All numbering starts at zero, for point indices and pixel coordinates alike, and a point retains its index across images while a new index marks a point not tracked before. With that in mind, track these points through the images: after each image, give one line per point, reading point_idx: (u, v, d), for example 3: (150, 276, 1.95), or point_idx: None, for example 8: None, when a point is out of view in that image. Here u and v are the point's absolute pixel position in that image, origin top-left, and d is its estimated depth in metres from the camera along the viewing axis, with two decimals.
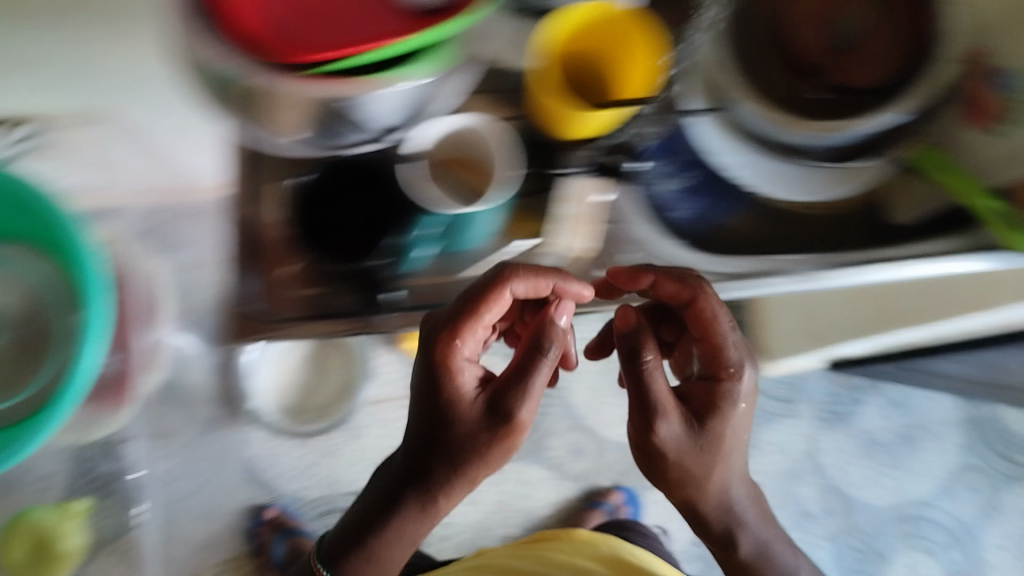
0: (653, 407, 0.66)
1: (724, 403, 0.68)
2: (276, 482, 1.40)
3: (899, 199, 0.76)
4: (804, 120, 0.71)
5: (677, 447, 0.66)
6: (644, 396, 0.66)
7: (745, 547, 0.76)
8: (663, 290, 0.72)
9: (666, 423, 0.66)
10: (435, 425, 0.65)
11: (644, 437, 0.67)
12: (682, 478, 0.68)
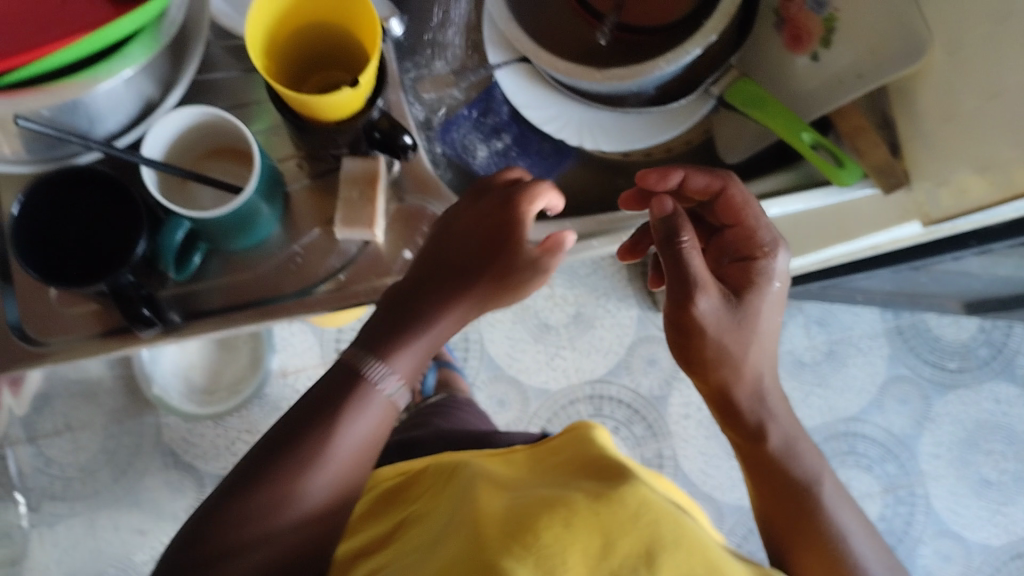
0: (688, 281, 0.57)
1: (760, 278, 0.61)
2: (198, 461, 1.33)
3: (731, 138, 0.72)
4: (601, 70, 0.65)
5: (717, 326, 0.59)
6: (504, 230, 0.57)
7: (797, 471, 0.63)
8: (690, 190, 0.63)
9: (705, 298, 0.58)
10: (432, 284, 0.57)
11: (681, 318, 0.59)
12: (721, 353, 0.60)
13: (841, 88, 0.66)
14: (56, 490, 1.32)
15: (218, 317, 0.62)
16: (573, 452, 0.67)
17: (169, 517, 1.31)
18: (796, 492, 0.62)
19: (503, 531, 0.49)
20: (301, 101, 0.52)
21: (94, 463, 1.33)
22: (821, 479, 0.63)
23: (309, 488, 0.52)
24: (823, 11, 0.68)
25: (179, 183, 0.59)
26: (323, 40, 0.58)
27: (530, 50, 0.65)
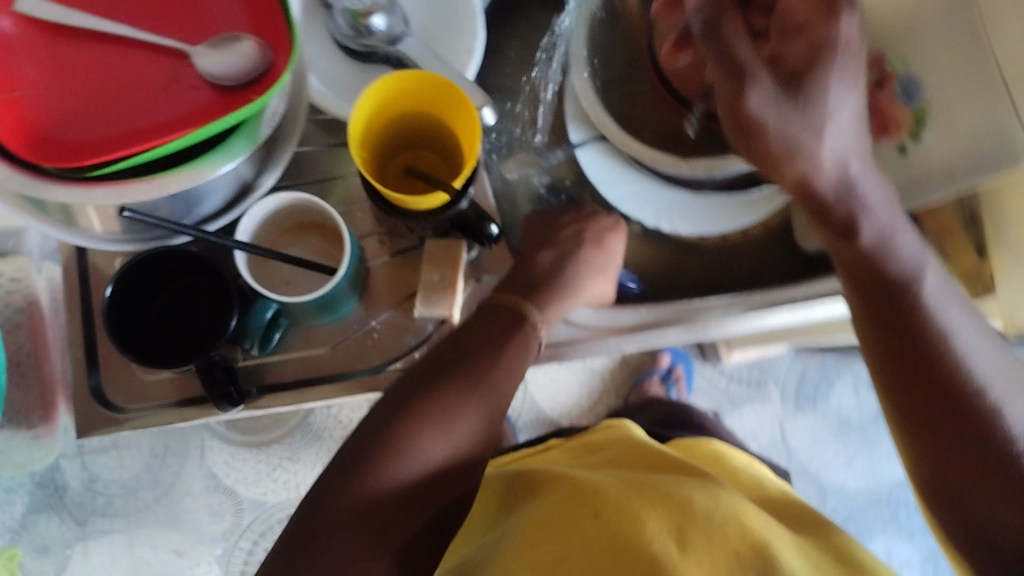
0: (735, 66, 0.49)
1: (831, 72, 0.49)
2: (240, 486, 1.23)
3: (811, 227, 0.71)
4: (688, 162, 0.65)
5: (778, 119, 0.49)
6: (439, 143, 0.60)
7: (892, 266, 0.53)
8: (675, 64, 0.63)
9: (755, 87, 0.49)
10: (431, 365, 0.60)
11: (731, 110, 0.50)
12: (789, 146, 0.50)
13: (930, 185, 0.65)
14: (99, 504, 1.21)
15: (295, 391, 0.63)
16: (611, 445, 0.72)
17: (208, 542, 1.22)
18: (894, 291, 0.54)
19: (603, 526, 0.54)
20: (402, 203, 0.54)
21: (136, 480, 1.22)
22: (924, 269, 0.54)
23: (419, 476, 0.56)
24: (914, 103, 0.66)
25: (264, 263, 0.58)
26: (412, 128, 0.60)
27: (617, 136, 0.66)
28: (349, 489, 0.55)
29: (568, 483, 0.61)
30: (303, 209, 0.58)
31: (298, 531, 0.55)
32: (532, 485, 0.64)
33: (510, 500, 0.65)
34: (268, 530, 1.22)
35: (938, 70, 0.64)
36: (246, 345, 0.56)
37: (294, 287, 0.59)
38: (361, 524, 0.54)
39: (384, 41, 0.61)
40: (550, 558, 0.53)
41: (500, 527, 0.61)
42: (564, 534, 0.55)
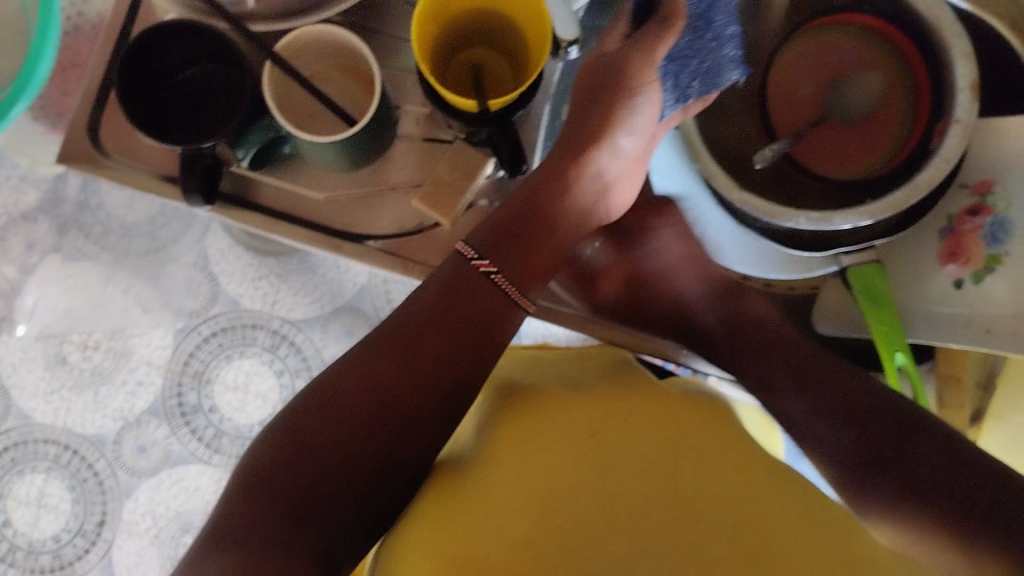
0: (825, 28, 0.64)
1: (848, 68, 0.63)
2: (224, 278, 0.93)
3: (830, 308, 0.68)
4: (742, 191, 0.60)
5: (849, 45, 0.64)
6: (503, 43, 0.58)
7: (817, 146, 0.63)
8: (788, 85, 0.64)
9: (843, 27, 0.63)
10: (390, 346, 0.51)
11: None
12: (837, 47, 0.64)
13: (966, 331, 0.62)
14: (90, 229, 0.94)
15: (269, 219, 0.62)
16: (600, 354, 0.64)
17: (173, 313, 0.93)
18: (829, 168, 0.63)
19: (671, 428, 0.48)
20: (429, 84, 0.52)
21: (135, 226, 0.94)
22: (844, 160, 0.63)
23: (415, 364, 0.51)
24: (995, 246, 0.63)
25: (289, 87, 0.57)
26: (492, 25, 0.57)
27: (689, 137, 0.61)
28: (351, 379, 0.50)
29: (561, 397, 0.53)
30: (355, 56, 0.57)
31: (272, 441, 0.48)
32: (518, 388, 0.55)
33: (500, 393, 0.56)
34: (234, 331, 0.93)
35: None
36: (238, 154, 0.55)
37: (310, 122, 0.58)
38: (343, 427, 0.48)
39: None
40: (582, 433, 0.48)
41: (500, 403, 0.55)
42: (592, 419, 0.50)
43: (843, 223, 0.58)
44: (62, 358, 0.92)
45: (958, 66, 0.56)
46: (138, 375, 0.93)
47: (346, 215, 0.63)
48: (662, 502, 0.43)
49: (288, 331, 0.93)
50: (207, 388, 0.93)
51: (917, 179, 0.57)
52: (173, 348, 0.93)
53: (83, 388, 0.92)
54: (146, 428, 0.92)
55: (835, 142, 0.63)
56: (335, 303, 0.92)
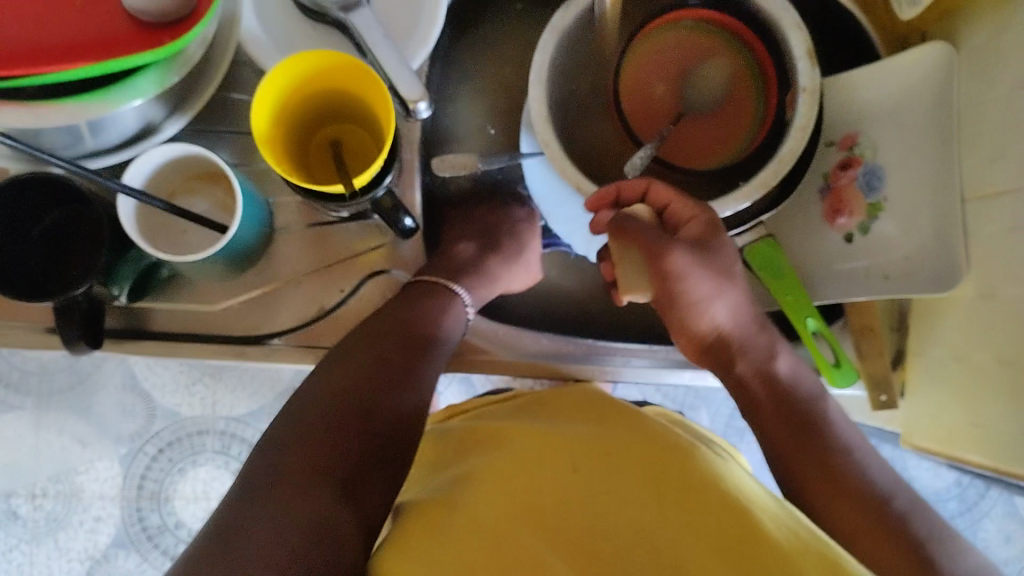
0: (666, 17, 0.65)
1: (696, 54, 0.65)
2: (158, 392, 0.92)
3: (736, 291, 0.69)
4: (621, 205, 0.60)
5: (688, 31, 0.65)
6: (357, 118, 0.58)
7: (688, 139, 0.65)
8: (647, 84, 0.66)
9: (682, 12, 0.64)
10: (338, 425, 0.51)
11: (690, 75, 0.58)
12: (684, 36, 0.65)
13: (866, 282, 0.64)
14: (8, 377, 0.92)
15: (167, 343, 0.61)
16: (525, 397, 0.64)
17: (113, 441, 0.92)
18: (702, 155, 0.65)
19: (643, 458, 0.51)
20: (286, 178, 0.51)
21: (53, 364, 0.91)
22: (715, 144, 0.64)
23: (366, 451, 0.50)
24: (872, 195, 0.64)
25: (152, 213, 0.56)
26: (338, 104, 0.57)
27: (559, 163, 0.60)
28: (298, 456, 0.48)
29: (537, 432, 0.54)
30: (210, 165, 0.56)
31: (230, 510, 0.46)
32: (480, 436, 0.57)
33: (464, 442, 0.58)
34: (180, 443, 0.92)
35: (901, 173, 0.62)
36: (114, 290, 0.55)
37: (183, 240, 0.57)
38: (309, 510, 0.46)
39: (335, 4, 0.55)
40: (564, 468, 0.50)
41: (473, 459, 0.55)
42: (573, 454, 0.51)
43: (723, 211, 0.60)
44: (13, 513, 0.92)
45: (791, 38, 0.58)
46: (94, 511, 0.92)
47: (244, 317, 0.62)
48: (651, 533, 0.45)
49: (236, 428, 0.92)
50: (168, 506, 0.92)
51: (779, 154, 0.58)
52: (118, 478, 0.92)
53: (42, 538, 0.92)
54: (116, 561, 0.92)
55: (699, 133, 0.65)
56: (274, 389, 0.92)
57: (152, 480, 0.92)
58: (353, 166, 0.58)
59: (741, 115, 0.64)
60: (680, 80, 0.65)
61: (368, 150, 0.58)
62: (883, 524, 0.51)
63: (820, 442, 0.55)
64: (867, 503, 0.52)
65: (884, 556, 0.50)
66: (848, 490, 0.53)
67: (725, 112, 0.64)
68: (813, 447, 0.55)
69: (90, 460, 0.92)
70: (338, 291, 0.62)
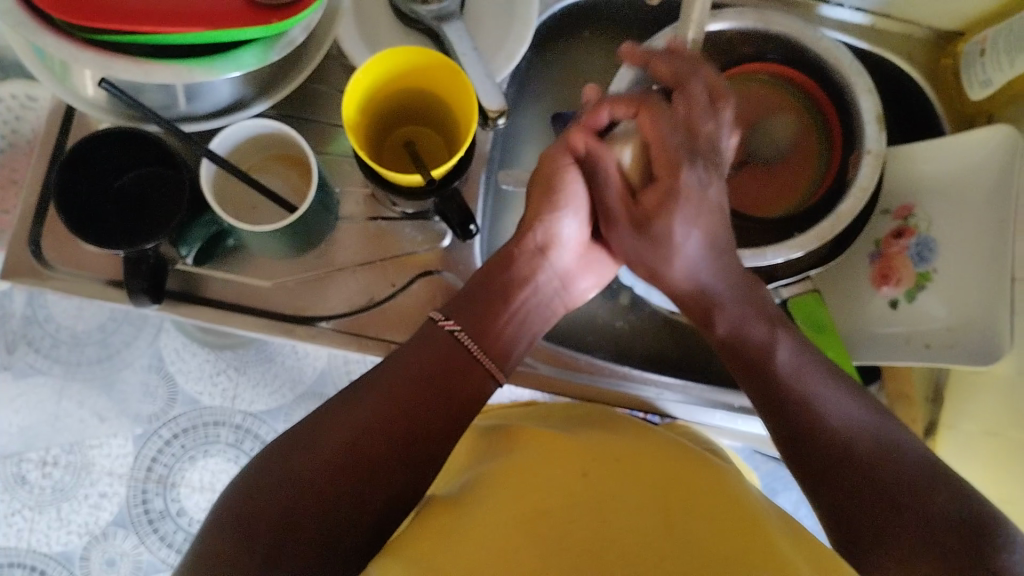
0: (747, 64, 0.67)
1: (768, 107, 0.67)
2: (181, 376, 0.93)
3: None
4: None
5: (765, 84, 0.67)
6: (436, 121, 0.60)
7: (748, 185, 0.66)
8: None
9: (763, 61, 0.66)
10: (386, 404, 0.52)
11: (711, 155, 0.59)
12: (760, 87, 0.67)
13: (907, 348, 0.64)
14: (38, 343, 0.95)
15: (220, 312, 0.62)
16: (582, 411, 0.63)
17: (131, 420, 0.92)
18: (763, 203, 0.66)
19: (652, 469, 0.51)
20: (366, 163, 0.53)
21: (86, 335, 0.95)
22: (775, 194, 0.66)
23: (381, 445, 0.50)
24: (922, 265, 0.65)
25: (229, 183, 0.58)
26: (422, 104, 0.60)
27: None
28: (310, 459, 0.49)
29: (555, 436, 0.55)
30: (290, 146, 0.59)
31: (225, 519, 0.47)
32: (503, 436, 0.58)
33: (489, 444, 0.58)
34: (196, 430, 0.91)
35: (953, 246, 0.63)
36: (183, 250, 0.57)
37: (253, 214, 0.59)
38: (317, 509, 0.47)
39: (431, 14, 0.60)
40: (574, 473, 0.50)
41: (494, 459, 0.55)
42: (584, 459, 0.51)
43: (775, 257, 0.60)
44: (22, 478, 0.91)
45: (862, 101, 0.60)
46: (101, 486, 0.91)
47: (295, 299, 0.63)
48: (659, 540, 0.45)
49: (251, 424, 0.92)
50: (173, 492, 0.91)
51: (839, 209, 0.60)
52: (131, 455, 0.91)
53: (45, 506, 0.91)
54: (113, 540, 0.90)
55: (763, 182, 0.66)
56: (295, 390, 0.91)
57: (163, 462, 0.91)
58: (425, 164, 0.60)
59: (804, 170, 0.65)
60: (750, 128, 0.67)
61: (442, 151, 0.60)
62: (871, 487, 0.47)
63: (772, 395, 0.52)
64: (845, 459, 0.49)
65: (881, 521, 0.47)
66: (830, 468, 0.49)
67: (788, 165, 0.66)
68: (783, 419, 0.52)
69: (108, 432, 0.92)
70: (391, 284, 0.64)
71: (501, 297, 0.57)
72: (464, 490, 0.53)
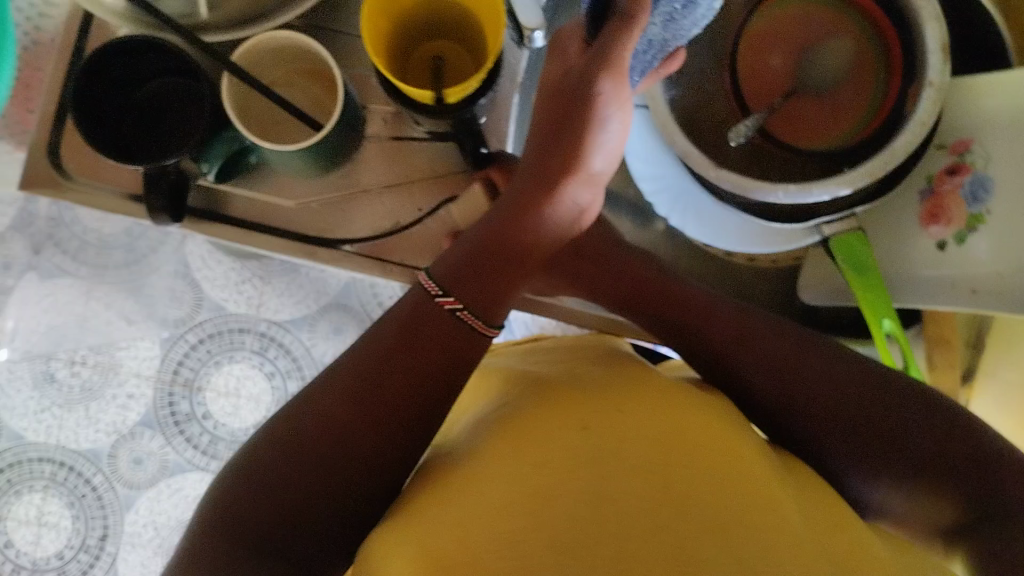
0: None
1: (822, 32, 0.63)
2: (206, 284, 0.92)
3: (812, 275, 0.67)
4: (717, 169, 0.59)
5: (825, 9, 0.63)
6: (465, 37, 0.57)
7: (796, 119, 0.63)
8: (770, 60, 0.64)
9: None
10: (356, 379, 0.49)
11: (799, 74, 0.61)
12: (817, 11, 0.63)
13: (951, 293, 0.62)
14: (67, 245, 0.92)
15: (244, 231, 0.61)
16: (587, 349, 0.60)
17: (158, 324, 0.92)
18: (807, 137, 0.63)
19: (665, 419, 0.47)
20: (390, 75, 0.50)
21: (112, 239, 0.93)
22: (825, 128, 0.62)
23: (374, 401, 0.48)
24: (976, 206, 0.61)
25: (251, 97, 0.56)
26: (454, 19, 0.56)
27: (661, 119, 0.60)
28: (306, 426, 0.47)
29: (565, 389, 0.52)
30: (313, 61, 0.56)
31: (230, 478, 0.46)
32: (521, 383, 0.55)
33: (504, 385, 0.56)
34: (220, 336, 0.92)
35: (1010, 188, 0.59)
36: (203, 167, 0.55)
37: (277, 132, 0.57)
38: (316, 469, 0.46)
39: None
40: (572, 426, 0.47)
41: (498, 406, 0.54)
42: (587, 411, 0.49)
43: (822, 194, 0.58)
44: (50, 376, 0.91)
45: (928, 28, 0.56)
46: (128, 388, 0.91)
47: (322, 219, 0.62)
48: (655, 506, 0.42)
49: (276, 332, 0.92)
50: (198, 396, 0.92)
51: (893, 144, 0.56)
52: (158, 360, 0.92)
53: (73, 405, 0.91)
54: (140, 440, 0.91)
55: (809, 112, 0.63)
56: (320, 301, 0.92)
57: (189, 368, 0.92)
58: (450, 82, 0.57)
59: (856, 102, 0.62)
60: (804, 54, 0.63)
61: (468, 68, 0.57)
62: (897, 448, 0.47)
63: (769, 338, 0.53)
64: (841, 401, 0.49)
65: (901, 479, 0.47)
66: (809, 421, 0.49)
67: (838, 95, 0.63)
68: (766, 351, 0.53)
69: (135, 338, 0.92)
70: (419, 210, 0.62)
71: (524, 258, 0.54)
72: (470, 443, 0.51)
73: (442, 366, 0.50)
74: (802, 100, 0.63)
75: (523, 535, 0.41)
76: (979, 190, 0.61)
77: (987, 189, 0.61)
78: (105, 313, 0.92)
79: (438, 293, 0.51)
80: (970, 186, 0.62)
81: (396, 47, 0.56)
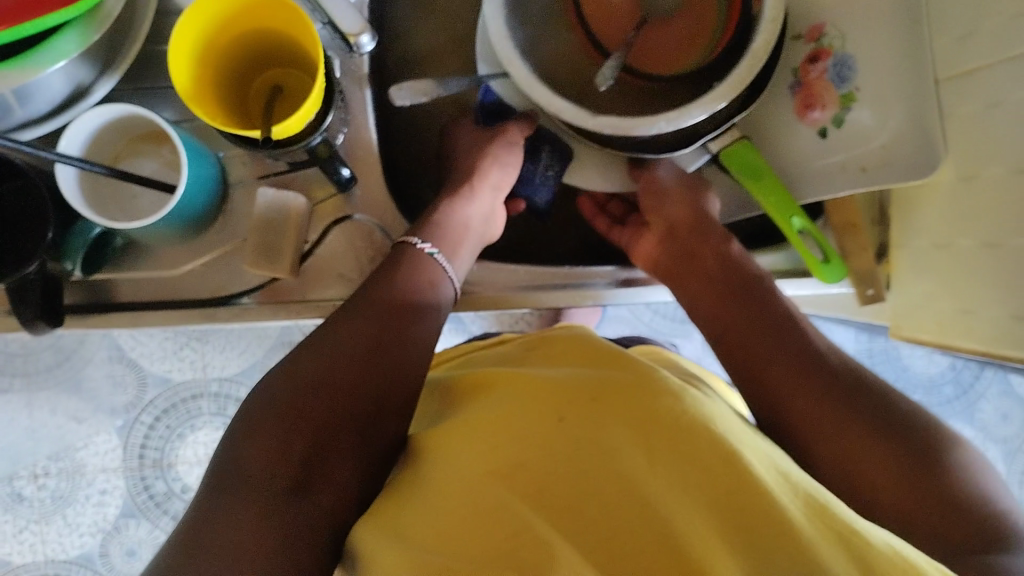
0: None
1: None
2: (144, 360, 0.94)
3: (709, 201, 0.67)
4: (594, 115, 0.57)
5: None
6: (296, 61, 0.55)
7: (652, 49, 0.63)
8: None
9: None
10: (334, 373, 0.51)
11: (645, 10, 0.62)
12: None
13: (840, 176, 0.62)
14: None
15: (135, 314, 0.59)
16: (540, 342, 0.61)
17: (108, 414, 0.94)
18: (668, 65, 0.63)
19: (630, 390, 0.49)
20: (217, 125, 0.48)
21: (37, 345, 0.94)
22: (683, 50, 0.62)
23: (348, 398, 0.50)
24: (843, 86, 0.61)
25: (96, 180, 0.54)
26: (280, 47, 0.54)
27: (524, 82, 0.58)
28: (282, 423, 0.48)
29: (524, 376, 0.53)
30: (147, 123, 0.54)
31: (219, 485, 0.46)
32: (467, 388, 0.56)
33: (446, 401, 0.58)
34: (176, 408, 0.95)
35: (869, 65, 0.60)
36: (69, 265, 0.53)
37: (134, 207, 0.55)
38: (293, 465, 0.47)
39: None
40: (550, 417, 0.48)
41: (458, 414, 0.53)
42: (559, 402, 0.49)
43: (700, 113, 0.57)
44: (18, 495, 0.94)
45: None
46: (99, 484, 0.94)
47: (214, 280, 0.60)
48: (629, 464, 0.44)
49: (228, 389, 0.95)
50: (171, 471, 0.94)
51: (752, 47, 0.56)
52: (116, 449, 0.94)
53: (49, 516, 0.94)
54: (127, 531, 0.94)
55: (664, 40, 0.63)
56: (264, 344, 0.95)
57: (154, 449, 0.94)
58: (291, 110, 0.55)
59: (706, 16, 0.62)
60: None
61: (307, 91, 0.55)
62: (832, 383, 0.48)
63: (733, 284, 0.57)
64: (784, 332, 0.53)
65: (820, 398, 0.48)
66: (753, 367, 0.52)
67: (686, 14, 0.62)
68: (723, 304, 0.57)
69: (93, 433, 0.94)
70: (286, 226, 0.58)
71: (460, 236, 0.61)
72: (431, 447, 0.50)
73: (411, 360, 0.54)
74: (655, 29, 0.63)
75: (500, 541, 0.41)
76: (842, 69, 0.61)
77: (848, 68, 0.61)
78: (55, 419, 0.94)
79: (420, 244, 0.59)
80: (832, 66, 0.62)
81: (224, 90, 0.54)
